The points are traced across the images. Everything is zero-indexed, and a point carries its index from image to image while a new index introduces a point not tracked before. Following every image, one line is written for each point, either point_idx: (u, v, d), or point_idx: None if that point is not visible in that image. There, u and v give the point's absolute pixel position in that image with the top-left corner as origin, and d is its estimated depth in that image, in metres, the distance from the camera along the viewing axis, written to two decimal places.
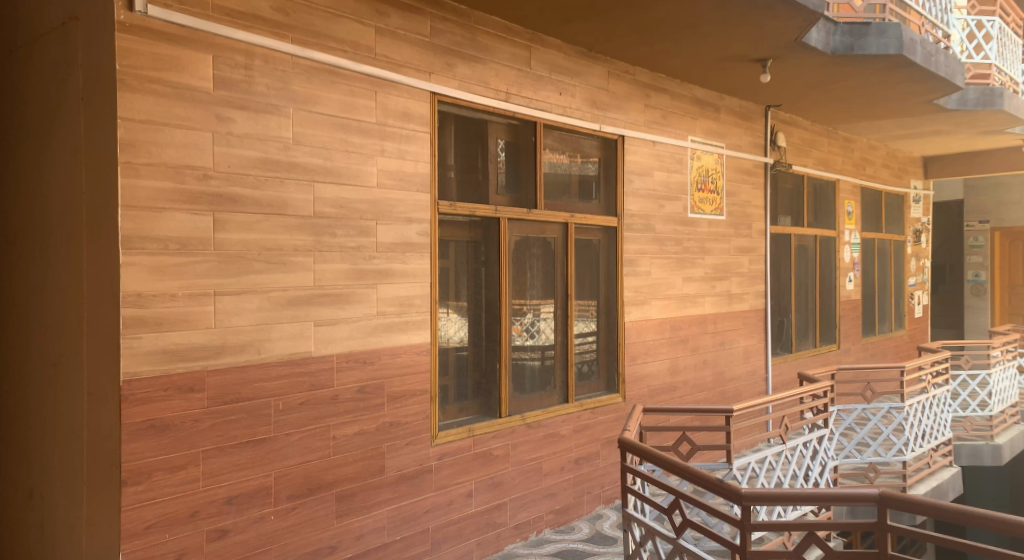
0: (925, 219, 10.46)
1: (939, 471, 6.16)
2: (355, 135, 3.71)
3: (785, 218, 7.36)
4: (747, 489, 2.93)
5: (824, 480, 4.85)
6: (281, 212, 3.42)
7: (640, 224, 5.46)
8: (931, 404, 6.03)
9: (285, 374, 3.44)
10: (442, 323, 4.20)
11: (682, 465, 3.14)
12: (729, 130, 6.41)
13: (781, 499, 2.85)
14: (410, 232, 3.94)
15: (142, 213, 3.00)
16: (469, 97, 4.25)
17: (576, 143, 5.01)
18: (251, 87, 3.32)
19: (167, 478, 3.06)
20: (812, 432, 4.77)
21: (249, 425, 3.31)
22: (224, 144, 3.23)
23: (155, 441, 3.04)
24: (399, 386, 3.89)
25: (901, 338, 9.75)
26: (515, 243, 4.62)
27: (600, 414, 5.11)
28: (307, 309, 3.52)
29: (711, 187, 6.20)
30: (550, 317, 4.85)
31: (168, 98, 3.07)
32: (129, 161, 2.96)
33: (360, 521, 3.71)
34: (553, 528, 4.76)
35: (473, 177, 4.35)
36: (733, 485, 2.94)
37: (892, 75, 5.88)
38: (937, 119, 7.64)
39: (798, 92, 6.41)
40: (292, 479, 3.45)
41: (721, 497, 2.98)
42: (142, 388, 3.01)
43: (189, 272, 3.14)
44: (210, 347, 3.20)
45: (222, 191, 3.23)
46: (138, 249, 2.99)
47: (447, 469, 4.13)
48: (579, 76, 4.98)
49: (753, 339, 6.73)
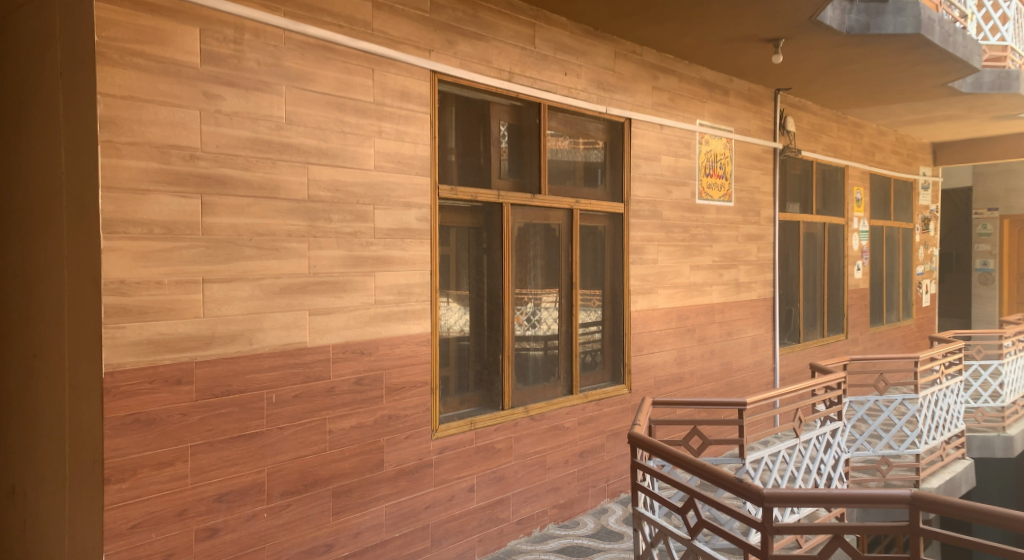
0: (934, 207, 10.30)
1: (952, 464, 5.99)
2: (351, 115, 3.53)
3: (794, 205, 7.20)
4: (769, 489, 2.76)
5: (838, 475, 4.70)
6: (274, 196, 3.25)
7: (648, 211, 5.29)
8: (944, 395, 5.87)
9: (280, 365, 3.29)
10: (443, 312, 4.05)
11: (697, 461, 2.99)
12: (737, 114, 6.23)
13: (807, 500, 2.68)
14: (410, 218, 3.77)
15: (126, 195, 2.83)
16: (470, 76, 4.07)
17: (581, 126, 4.84)
18: (241, 63, 3.15)
19: (153, 476, 2.91)
20: (826, 425, 4.61)
21: (240, 419, 3.16)
22: (212, 122, 3.06)
23: (140, 436, 2.88)
24: (399, 377, 3.73)
25: (909, 328, 9.59)
26: (519, 230, 4.45)
27: (605, 406, 4.95)
28: (302, 297, 3.36)
29: (719, 172, 6.03)
30: (554, 306, 4.70)
31: (152, 74, 2.90)
32: (110, 139, 2.79)
33: (357, 518, 3.56)
34: (557, 523, 4.62)
35: (474, 160, 4.18)
36: (755, 485, 2.77)
37: (909, 57, 5.69)
38: (950, 104, 7.47)
39: (809, 75, 6.23)
40: (286, 475, 3.30)
41: (740, 498, 2.81)
42: (126, 380, 2.85)
43: (176, 258, 2.97)
44: (199, 337, 3.04)
45: (211, 172, 3.06)
46: (120, 234, 2.82)
47: (448, 463, 3.98)
48: (585, 56, 4.79)
49: (760, 328, 6.57)
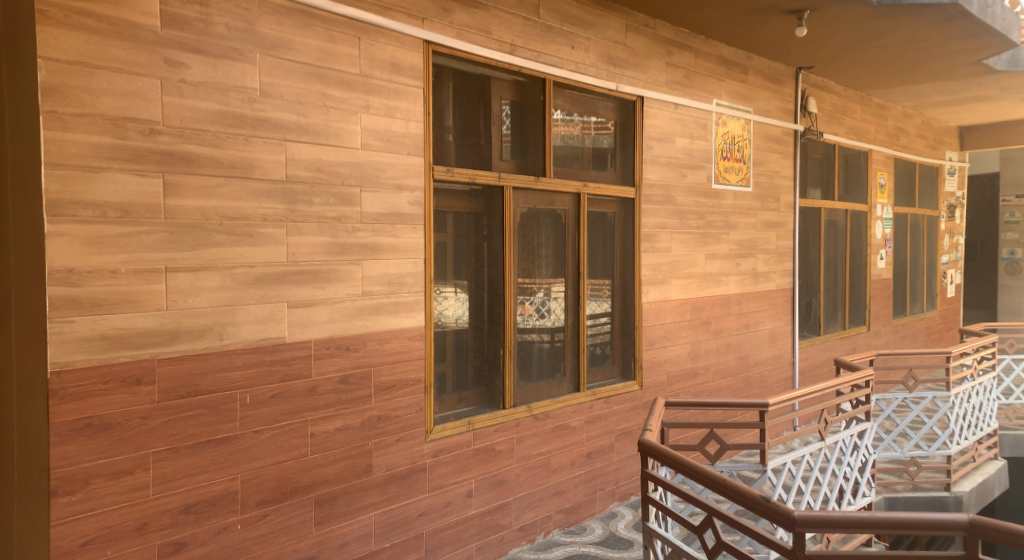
0: (960, 193, 9.88)
1: (985, 465, 5.60)
2: (335, 88, 3.21)
3: (815, 190, 6.84)
4: (800, 511, 2.41)
5: (866, 481, 4.34)
6: (247, 176, 2.95)
7: (660, 196, 4.95)
8: (976, 392, 5.48)
9: (253, 363, 2.99)
10: (439, 302, 3.75)
11: (718, 478, 2.64)
12: (757, 93, 5.86)
13: (844, 527, 2.32)
14: (401, 202, 3.46)
15: (74, 172, 2.56)
16: (469, 47, 3.72)
17: (589, 105, 4.50)
18: (209, 27, 2.84)
19: (108, 486, 2.63)
20: (852, 427, 4.23)
21: (209, 422, 2.87)
22: (176, 93, 2.77)
23: (92, 443, 2.60)
24: (389, 375, 3.43)
25: (933, 320, 9.20)
26: (522, 215, 4.13)
27: (614, 404, 4.63)
28: (279, 288, 3.06)
29: (737, 155, 5.67)
30: (561, 296, 4.39)
31: (103, 36, 2.61)
32: (54, 109, 2.51)
33: (343, 528, 3.27)
34: (562, 529, 4.31)
35: (474, 140, 3.87)
36: (785, 506, 2.42)
37: (942, 30, 5.30)
38: (982, 83, 7.07)
39: (834, 52, 5.86)
40: (262, 483, 3.01)
41: (767, 521, 2.46)
42: (76, 381, 2.57)
43: (135, 244, 2.69)
44: (162, 332, 2.76)
45: (174, 149, 2.77)
46: (68, 217, 2.55)
47: (444, 467, 3.68)
48: (594, 29, 4.44)
49: (780, 321, 6.23)
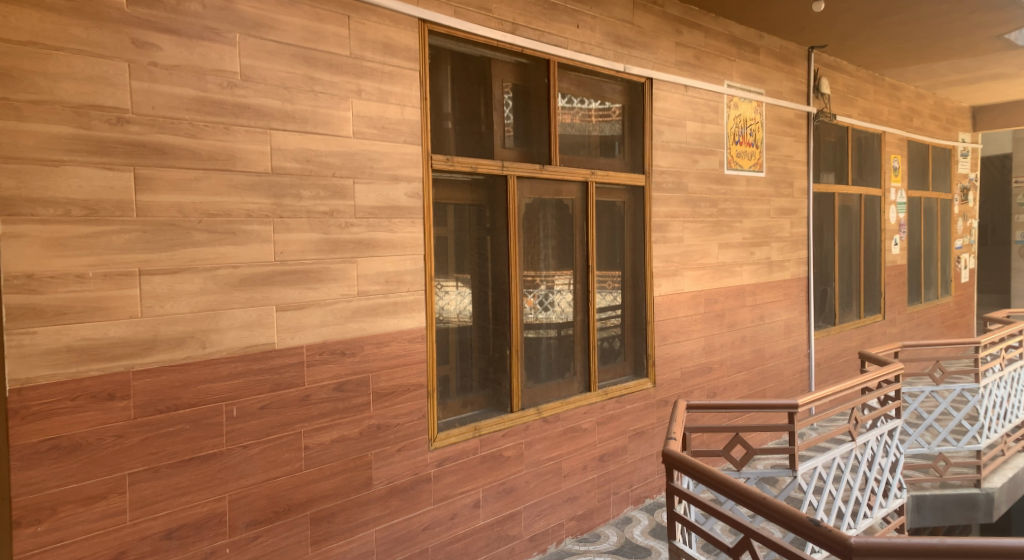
0: (974, 175, 9.59)
1: (1014, 458, 5.35)
2: (323, 71, 2.95)
3: (828, 174, 6.57)
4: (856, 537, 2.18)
5: (898, 482, 4.08)
6: (228, 168, 2.69)
7: (672, 183, 4.69)
8: (1003, 383, 5.22)
9: (240, 372, 2.74)
10: (440, 299, 3.49)
11: (760, 498, 2.41)
12: (769, 74, 5.59)
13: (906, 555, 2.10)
14: (398, 193, 3.20)
15: (31, 167, 2.32)
16: (467, 26, 3.45)
17: (596, 88, 4.24)
18: (181, 5, 2.58)
19: (79, 514, 2.40)
20: (882, 425, 3.97)
21: (192, 438, 2.62)
22: (146, 78, 2.51)
23: (60, 466, 2.37)
24: (388, 381, 3.18)
25: (947, 306, 8.95)
26: (527, 206, 3.87)
27: (627, 403, 4.38)
28: (266, 290, 2.81)
29: (749, 139, 5.40)
30: (568, 290, 4.13)
31: (62, 14, 2.36)
32: (6, 97, 2.28)
33: (341, 547, 3.03)
34: (575, 536, 4.07)
35: (475, 126, 3.61)
36: (840, 532, 2.19)
37: (965, 2, 5.03)
38: (1001, 60, 6.79)
39: (849, 29, 5.58)
40: (252, 502, 2.77)
41: (818, 547, 2.24)
42: (39, 399, 2.34)
43: (104, 245, 2.44)
44: (137, 341, 2.51)
45: (145, 139, 2.52)
46: (25, 216, 2.32)
47: (449, 476, 3.43)
48: (599, 6, 4.17)
49: (795, 311, 5.97)
